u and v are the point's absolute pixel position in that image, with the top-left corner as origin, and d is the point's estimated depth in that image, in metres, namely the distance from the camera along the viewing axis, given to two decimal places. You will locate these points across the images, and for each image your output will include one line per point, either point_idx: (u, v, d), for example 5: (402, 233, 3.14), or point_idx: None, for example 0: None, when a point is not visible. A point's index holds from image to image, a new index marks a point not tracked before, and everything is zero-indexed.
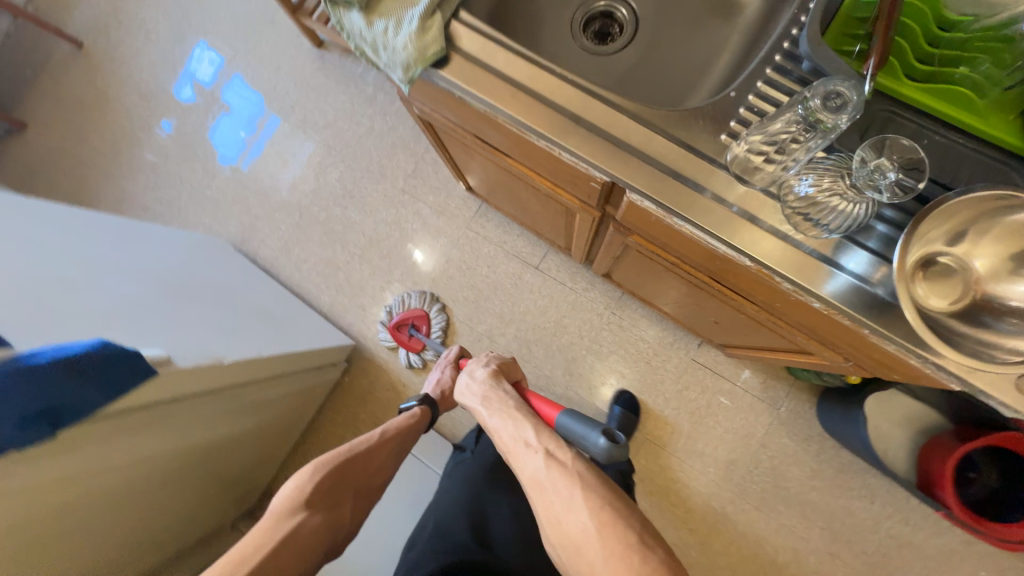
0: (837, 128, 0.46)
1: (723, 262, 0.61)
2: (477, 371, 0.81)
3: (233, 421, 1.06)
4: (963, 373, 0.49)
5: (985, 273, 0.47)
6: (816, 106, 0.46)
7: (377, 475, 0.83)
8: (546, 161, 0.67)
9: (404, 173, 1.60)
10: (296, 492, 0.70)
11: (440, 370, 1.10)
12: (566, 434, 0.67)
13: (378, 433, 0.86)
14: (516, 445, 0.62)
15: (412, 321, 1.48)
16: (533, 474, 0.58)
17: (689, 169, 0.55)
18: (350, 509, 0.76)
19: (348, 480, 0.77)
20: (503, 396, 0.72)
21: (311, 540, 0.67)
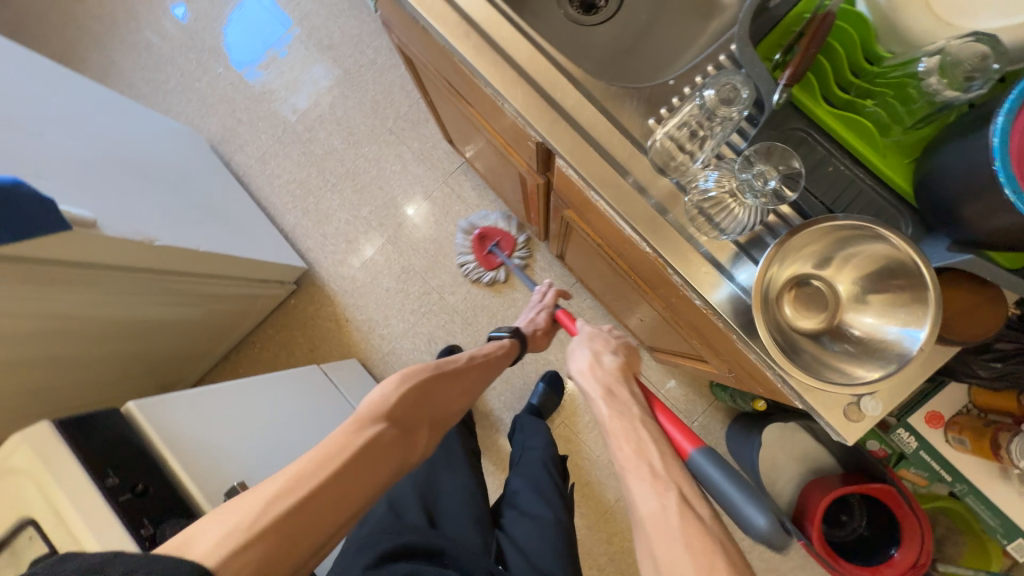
0: (731, 120, 0.51)
1: (633, 248, 0.62)
2: (604, 354, 0.72)
3: (160, 306, 1.07)
4: (805, 393, 0.51)
5: (846, 300, 0.50)
6: (712, 98, 0.51)
7: (453, 402, 0.80)
8: (494, 112, 0.67)
9: (395, 113, 1.58)
10: (383, 401, 0.66)
11: (536, 309, 1.07)
12: (704, 480, 0.54)
13: (464, 360, 0.84)
14: (640, 467, 0.53)
15: (497, 239, 1.45)
16: (660, 511, 0.49)
17: (613, 145, 0.56)
18: (425, 433, 0.72)
19: (427, 398, 0.74)
20: (627, 397, 0.64)
21: (387, 453, 0.63)
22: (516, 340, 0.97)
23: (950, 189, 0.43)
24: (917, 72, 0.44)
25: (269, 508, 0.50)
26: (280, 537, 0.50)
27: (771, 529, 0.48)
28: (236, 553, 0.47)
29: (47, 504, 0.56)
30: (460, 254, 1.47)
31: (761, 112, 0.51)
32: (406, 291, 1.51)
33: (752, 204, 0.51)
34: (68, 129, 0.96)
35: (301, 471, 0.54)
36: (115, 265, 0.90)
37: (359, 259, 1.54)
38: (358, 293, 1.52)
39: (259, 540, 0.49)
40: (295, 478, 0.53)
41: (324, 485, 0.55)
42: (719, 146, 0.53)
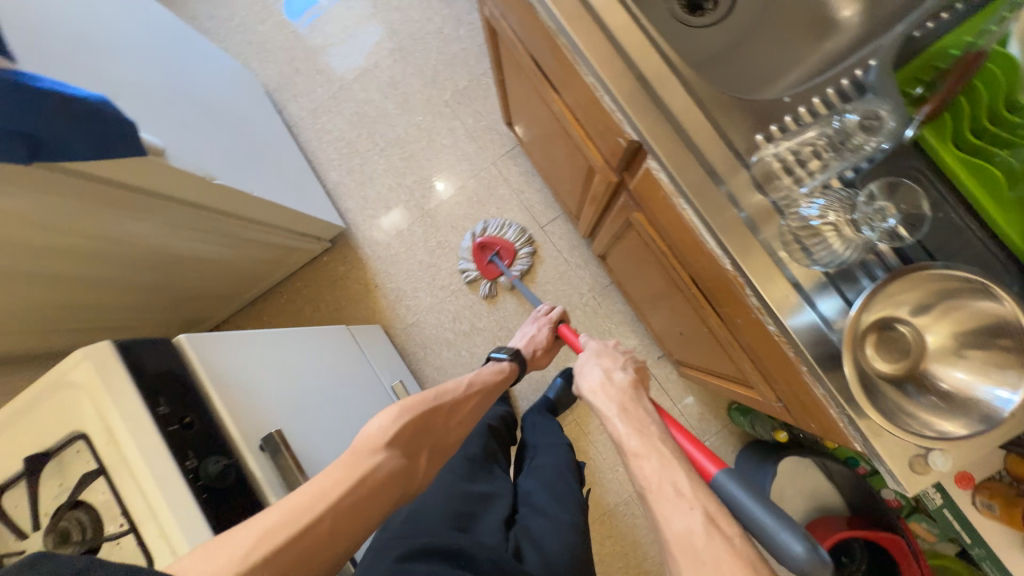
0: (866, 151, 0.50)
1: (707, 262, 0.61)
2: (614, 372, 0.75)
3: (204, 243, 1.07)
4: (871, 435, 0.50)
5: (935, 349, 0.48)
6: (853, 123, 0.49)
7: (454, 427, 0.82)
8: (585, 102, 0.66)
9: (454, 86, 1.55)
10: (379, 433, 0.68)
11: (536, 326, 1.08)
12: (734, 506, 0.54)
13: (463, 389, 0.85)
14: (663, 487, 0.53)
15: (498, 248, 1.44)
16: (689, 529, 0.48)
17: (714, 154, 0.55)
18: (425, 459, 0.74)
19: (429, 427, 0.76)
20: (642, 414, 0.65)
21: (390, 482, 0.65)
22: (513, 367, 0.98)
23: None
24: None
25: (261, 543, 0.51)
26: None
27: (808, 555, 0.47)
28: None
29: (100, 422, 0.57)
30: (462, 262, 1.47)
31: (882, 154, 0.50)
32: (438, 266, 1.51)
33: (863, 238, 0.50)
34: (144, 53, 0.95)
35: (297, 505, 0.55)
36: (170, 195, 0.90)
37: (386, 222, 1.54)
38: (390, 260, 1.52)
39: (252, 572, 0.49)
40: (292, 515, 0.54)
41: (320, 518, 0.55)
42: (833, 175, 0.51)
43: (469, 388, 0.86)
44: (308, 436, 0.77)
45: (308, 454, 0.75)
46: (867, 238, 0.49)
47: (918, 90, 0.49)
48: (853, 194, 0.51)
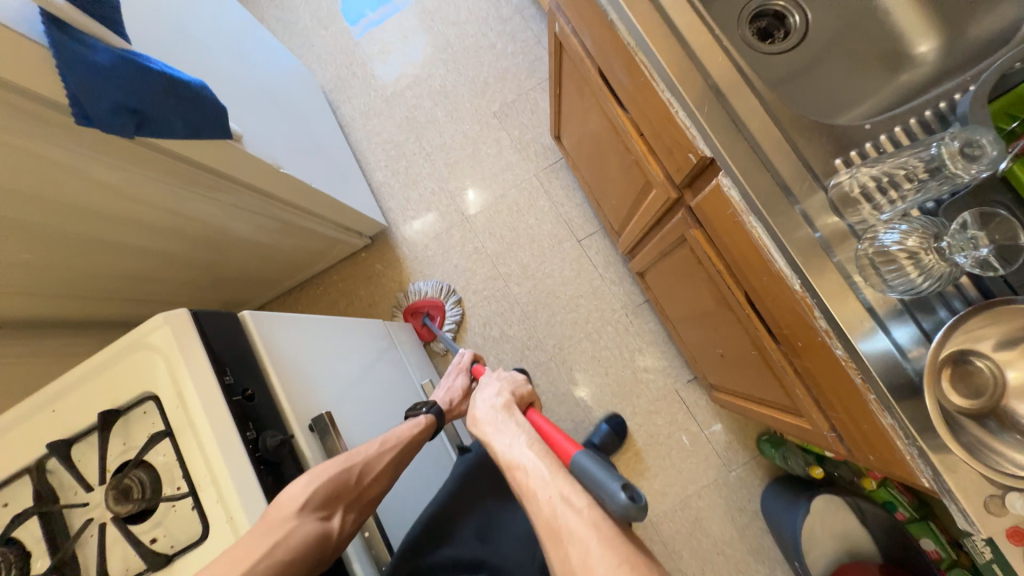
0: (964, 180, 0.47)
1: (770, 283, 0.62)
2: (495, 399, 0.71)
3: (258, 229, 1.11)
4: (942, 467, 0.49)
5: (1016, 386, 0.47)
6: (952, 151, 0.47)
7: (370, 490, 0.66)
8: (656, 118, 0.68)
9: (503, 98, 1.60)
10: (289, 501, 0.56)
11: (452, 376, 1.02)
12: (577, 476, 0.53)
13: (377, 446, 0.69)
14: (529, 482, 0.53)
15: (427, 310, 1.48)
16: (549, 513, 0.49)
17: (791, 174, 0.56)
18: (336, 528, 0.61)
19: (342, 495, 0.62)
20: (516, 429, 0.62)
21: (299, 553, 0.55)
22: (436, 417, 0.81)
23: None
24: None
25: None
26: None
27: (627, 503, 0.46)
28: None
29: (172, 384, 0.59)
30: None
31: (971, 186, 0.49)
32: (472, 271, 1.53)
33: (953, 266, 0.48)
34: (229, 46, 1.01)
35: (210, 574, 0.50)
36: (238, 178, 0.95)
37: (416, 225, 1.58)
38: (426, 262, 1.55)
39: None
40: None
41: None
42: (915, 203, 0.51)
43: (381, 446, 0.69)
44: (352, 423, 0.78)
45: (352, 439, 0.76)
46: (958, 266, 0.48)
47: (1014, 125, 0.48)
48: (941, 223, 0.50)
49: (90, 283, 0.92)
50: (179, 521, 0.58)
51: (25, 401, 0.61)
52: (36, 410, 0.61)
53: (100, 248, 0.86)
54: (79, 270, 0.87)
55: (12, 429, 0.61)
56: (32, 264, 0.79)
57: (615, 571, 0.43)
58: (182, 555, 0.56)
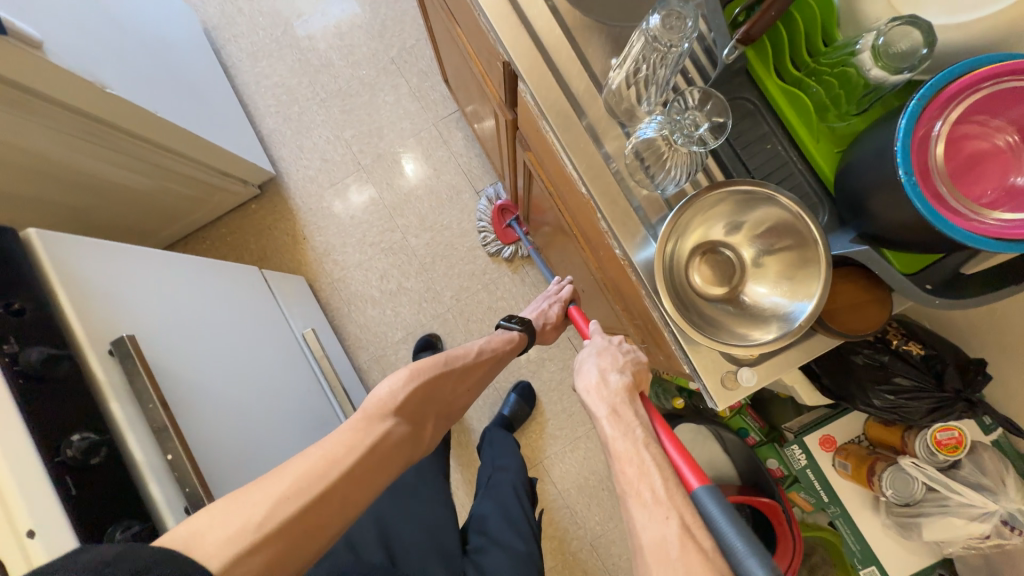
0: (680, 48, 0.49)
1: (575, 194, 0.62)
2: (610, 374, 0.64)
3: (103, 164, 1.02)
4: (689, 349, 0.53)
5: (750, 267, 0.51)
6: (657, 27, 0.48)
7: (460, 393, 0.83)
8: (472, 28, 0.66)
9: (401, 44, 1.53)
10: (389, 398, 0.69)
11: (547, 301, 0.99)
12: (702, 496, 0.48)
13: (472, 355, 0.84)
14: (638, 489, 0.48)
15: (516, 212, 1.40)
16: (660, 540, 0.44)
17: (571, 75, 0.56)
18: (429, 427, 0.76)
19: (436, 393, 0.77)
20: (634, 418, 0.57)
21: (397, 448, 0.67)
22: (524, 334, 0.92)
23: (863, 180, 0.44)
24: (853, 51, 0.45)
25: (275, 511, 0.52)
26: (280, 546, 0.52)
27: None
28: (238, 559, 0.49)
29: None
30: (481, 221, 1.44)
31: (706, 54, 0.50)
32: (369, 223, 1.49)
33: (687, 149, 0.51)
34: None
35: (315, 470, 0.57)
36: (54, 98, 0.86)
37: (348, 209, 1.49)
38: (321, 214, 1.49)
39: (266, 544, 0.51)
40: (305, 483, 0.56)
41: (332, 485, 0.57)
42: (669, 81, 0.53)
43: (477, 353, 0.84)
44: (170, 353, 0.74)
45: (168, 369, 0.72)
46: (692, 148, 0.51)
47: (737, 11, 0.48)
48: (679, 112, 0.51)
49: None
50: None
51: None
52: None
53: None
54: None
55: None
56: None
57: None
58: None
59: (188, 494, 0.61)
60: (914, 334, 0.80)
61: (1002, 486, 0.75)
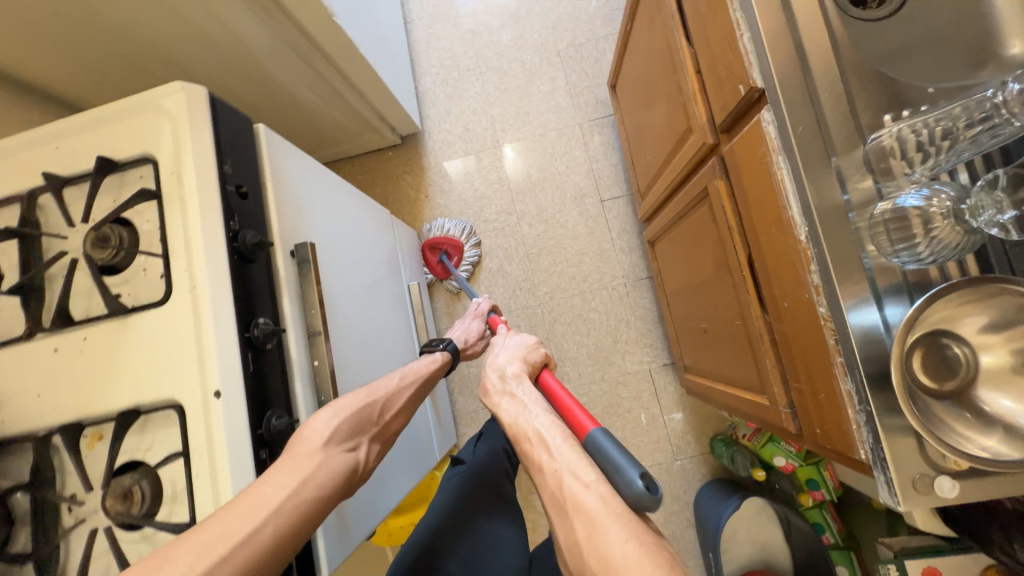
0: (1012, 126, 0.46)
1: (777, 236, 0.60)
2: (506, 366, 0.73)
3: (297, 79, 1.10)
4: (882, 436, 0.49)
5: (990, 371, 0.46)
6: (1005, 97, 0.45)
7: (391, 420, 0.72)
8: (719, 46, 0.65)
9: (571, 39, 1.55)
10: (313, 434, 0.58)
11: (469, 321, 1.08)
12: (592, 447, 0.54)
13: (395, 382, 0.75)
14: (539, 452, 0.54)
15: (446, 247, 1.44)
16: (558, 484, 0.50)
17: (835, 119, 0.53)
18: (366, 455, 0.65)
19: (365, 427, 0.66)
20: (529, 392, 0.66)
21: (336, 479, 0.57)
22: (450, 356, 0.92)
23: None
24: None
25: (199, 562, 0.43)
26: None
27: (643, 489, 0.46)
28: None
29: (169, 153, 0.59)
30: None
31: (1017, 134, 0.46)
32: (489, 200, 1.52)
33: (953, 229, 0.47)
34: None
35: (238, 509, 0.47)
36: (291, 16, 0.94)
37: (459, 165, 1.55)
38: (448, 178, 1.54)
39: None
40: (228, 522, 0.46)
41: (262, 525, 0.47)
42: None
43: (401, 383, 0.76)
44: (328, 268, 0.79)
45: (327, 281, 0.77)
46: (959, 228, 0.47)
47: None
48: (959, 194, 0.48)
49: (109, 63, 0.92)
50: (145, 284, 0.58)
51: (24, 134, 0.61)
52: (35, 145, 0.61)
53: (129, 34, 0.85)
54: (105, 47, 0.87)
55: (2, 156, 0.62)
56: (64, 22, 0.79)
57: (625, 546, 0.43)
58: (139, 312, 0.57)
59: (321, 401, 0.66)
60: None
61: None
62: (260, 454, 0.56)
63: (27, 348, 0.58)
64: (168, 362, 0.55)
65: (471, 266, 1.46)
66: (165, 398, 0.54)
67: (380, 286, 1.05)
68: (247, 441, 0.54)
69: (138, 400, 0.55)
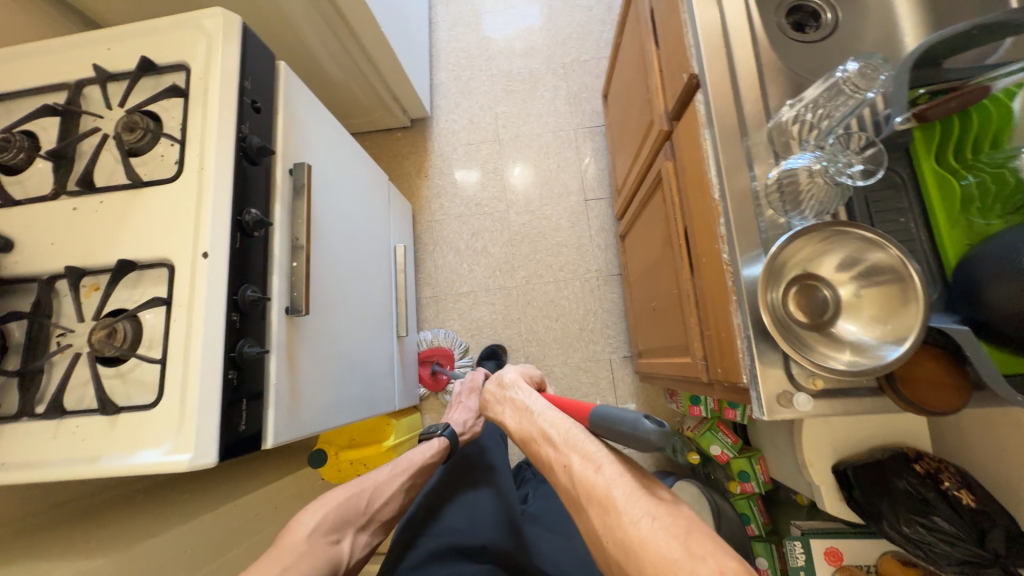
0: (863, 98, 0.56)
1: (703, 200, 0.71)
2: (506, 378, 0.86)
3: (324, 49, 1.24)
4: (757, 355, 0.58)
5: (846, 303, 0.55)
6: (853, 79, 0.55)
7: (382, 508, 0.87)
8: (674, 45, 0.78)
9: (576, 55, 1.71)
10: (302, 527, 0.74)
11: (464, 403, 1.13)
12: (601, 418, 0.62)
13: (386, 475, 0.89)
14: (548, 451, 0.63)
15: (437, 358, 1.48)
16: (571, 474, 0.58)
17: (748, 101, 0.65)
18: (349, 544, 0.79)
19: (351, 519, 0.80)
20: (528, 395, 0.77)
21: (318, 567, 0.71)
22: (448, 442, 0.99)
23: (982, 271, 0.49)
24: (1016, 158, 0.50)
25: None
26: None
27: (656, 426, 0.55)
28: None
29: (200, 63, 0.70)
30: None
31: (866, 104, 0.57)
32: (483, 187, 1.64)
33: (831, 181, 0.56)
34: None
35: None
36: None
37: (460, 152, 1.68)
38: (448, 162, 1.67)
39: None
40: None
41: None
42: (833, 130, 0.59)
43: (391, 474, 0.90)
44: (322, 193, 0.90)
45: (318, 204, 0.87)
46: (836, 181, 0.55)
47: (920, 91, 0.55)
48: (836, 154, 0.56)
49: None
50: (162, 166, 0.68)
51: (84, 35, 0.73)
52: (91, 45, 0.73)
53: None
54: None
55: (59, 53, 0.74)
56: None
57: (647, 523, 0.49)
58: (151, 186, 0.66)
59: (293, 296, 0.75)
60: (969, 484, 0.78)
61: None
62: (231, 316, 0.64)
63: (51, 205, 0.68)
64: (170, 228, 0.64)
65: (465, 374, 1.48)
66: (162, 257, 0.64)
67: (370, 237, 1.16)
68: (223, 300, 0.63)
69: (136, 257, 0.64)
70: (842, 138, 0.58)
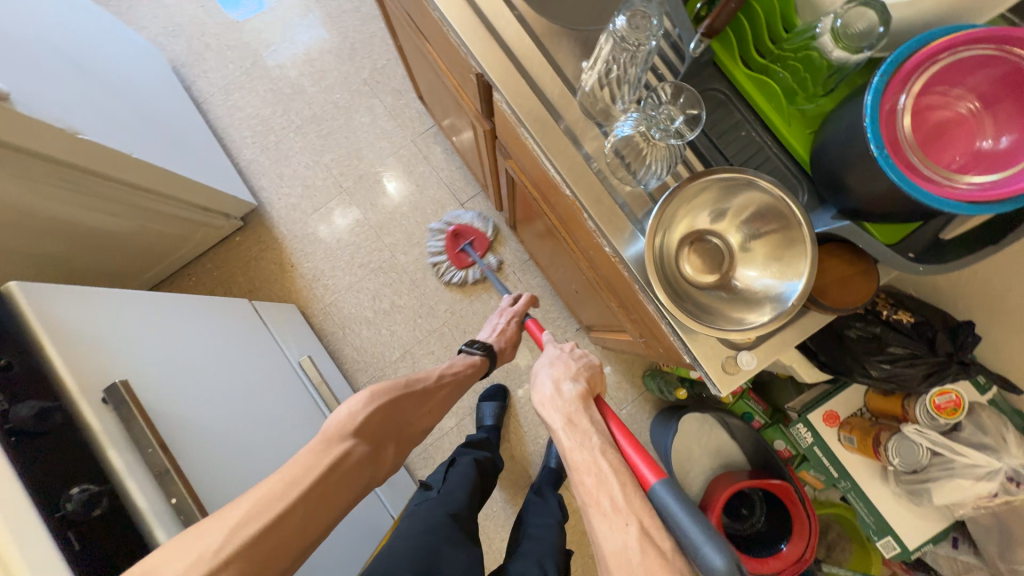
0: (644, 48, 0.51)
1: (560, 197, 0.63)
2: (564, 383, 0.66)
3: (82, 210, 1.01)
4: (686, 337, 0.53)
5: (738, 252, 0.53)
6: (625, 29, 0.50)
7: (423, 418, 0.81)
8: (445, 45, 0.67)
9: (372, 64, 1.54)
10: (349, 419, 0.68)
11: (503, 318, 1.08)
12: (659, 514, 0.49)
13: (434, 376, 0.85)
14: (598, 499, 0.49)
15: (470, 238, 1.43)
16: (621, 545, 0.46)
17: (546, 84, 0.57)
18: (391, 453, 0.73)
19: (394, 415, 0.75)
20: (588, 425, 0.59)
21: (357, 468, 0.65)
22: (488, 355, 0.96)
23: (837, 159, 0.46)
24: (815, 35, 0.47)
25: (235, 533, 0.51)
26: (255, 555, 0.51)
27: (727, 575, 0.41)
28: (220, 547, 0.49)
29: None
30: (433, 252, 1.44)
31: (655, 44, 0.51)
32: (357, 245, 1.48)
33: (666, 143, 0.50)
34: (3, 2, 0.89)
35: (262, 504, 0.54)
36: (32, 151, 0.86)
37: (314, 223, 1.49)
38: (308, 240, 1.48)
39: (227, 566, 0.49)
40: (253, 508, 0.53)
41: (292, 507, 0.56)
42: (639, 81, 0.54)
43: (440, 376, 0.85)
44: (164, 389, 0.72)
45: (165, 408, 0.70)
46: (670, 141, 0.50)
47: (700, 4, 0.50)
48: (652, 113, 0.51)
49: None
50: None
51: None
52: None
53: None
54: None
55: None
56: None
57: None
58: None
59: None
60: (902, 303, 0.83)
61: (1002, 444, 0.79)
62: None
63: None
64: None
65: (494, 264, 1.44)
66: None
67: (262, 381, 0.99)
68: None
69: None
70: (649, 94, 0.53)
